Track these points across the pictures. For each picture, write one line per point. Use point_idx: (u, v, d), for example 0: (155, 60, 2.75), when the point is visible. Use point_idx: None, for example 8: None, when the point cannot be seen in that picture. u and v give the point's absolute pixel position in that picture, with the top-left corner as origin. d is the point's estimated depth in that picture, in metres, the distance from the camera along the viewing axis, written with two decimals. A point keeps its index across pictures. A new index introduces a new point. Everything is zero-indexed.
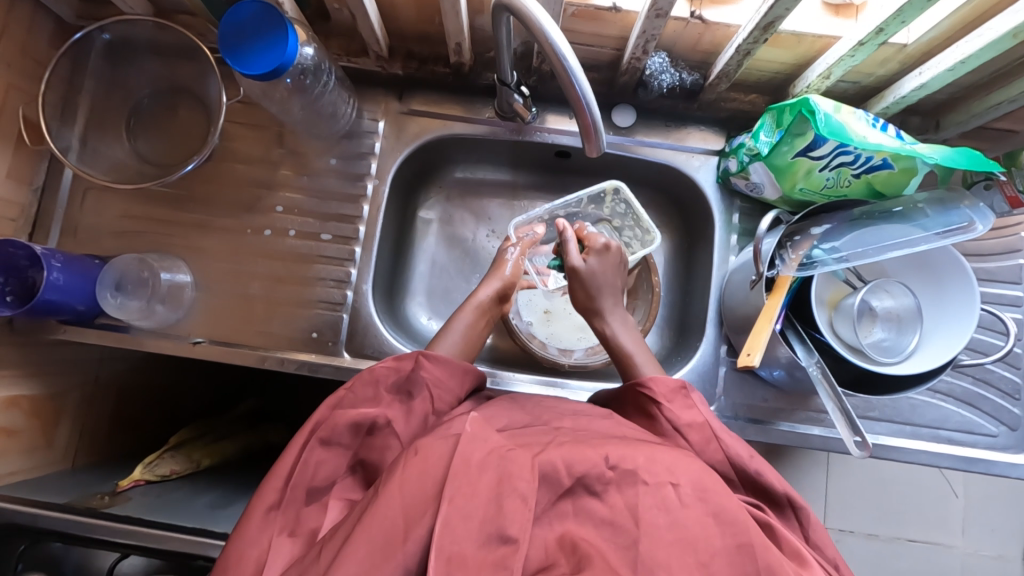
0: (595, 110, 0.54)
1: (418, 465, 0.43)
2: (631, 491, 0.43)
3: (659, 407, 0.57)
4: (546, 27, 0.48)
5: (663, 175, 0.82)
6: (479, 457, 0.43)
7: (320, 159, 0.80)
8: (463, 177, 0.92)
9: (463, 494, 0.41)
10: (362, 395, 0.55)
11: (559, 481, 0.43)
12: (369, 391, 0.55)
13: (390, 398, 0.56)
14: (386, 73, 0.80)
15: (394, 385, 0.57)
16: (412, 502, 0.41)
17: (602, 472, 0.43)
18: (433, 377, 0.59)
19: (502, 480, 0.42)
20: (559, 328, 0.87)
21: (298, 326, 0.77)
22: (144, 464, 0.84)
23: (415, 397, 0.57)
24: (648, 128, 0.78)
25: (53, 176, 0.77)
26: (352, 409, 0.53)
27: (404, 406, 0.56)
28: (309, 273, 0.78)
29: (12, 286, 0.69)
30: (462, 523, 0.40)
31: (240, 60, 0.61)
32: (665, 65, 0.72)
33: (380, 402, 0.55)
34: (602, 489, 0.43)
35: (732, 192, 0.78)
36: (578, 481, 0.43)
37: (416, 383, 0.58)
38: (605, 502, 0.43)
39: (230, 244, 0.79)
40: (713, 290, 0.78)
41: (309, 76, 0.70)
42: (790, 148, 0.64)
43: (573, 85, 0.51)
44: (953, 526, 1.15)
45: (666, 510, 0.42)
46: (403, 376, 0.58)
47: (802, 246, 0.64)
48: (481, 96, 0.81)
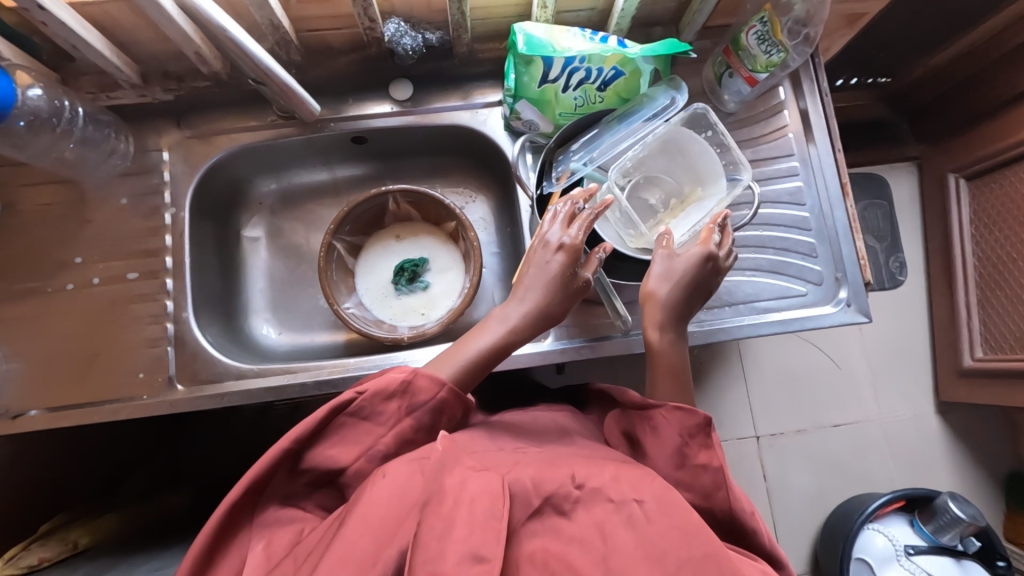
0: (283, 75, 0.65)
1: (389, 488, 0.45)
2: (597, 509, 0.45)
3: (682, 442, 0.55)
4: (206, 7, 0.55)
5: (457, 136, 0.85)
6: (458, 484, 0.42)
7: (110, 201, 0.78)
8: (279, 188, 0.92)
9: (444, 517, 0.39)
10: (358, 425, 0.55)
11: (529, 500, 0.46)
12: (383, 395, 0.55)
13: (394, 417, 0.55)
14: (154, 101, 0.80)
15: (400, 408, 0.55)
16: (381, 527, 0.43)
17: (569, 491, 0.46)
18: (444, 402, 0.57)
19: (467, 498, 0.41)
20: (408, 308, 0.88)
21: (124, 371, 0.75)
22: (4, 560, 0.79)
23: (412, 419, 0.56)
24: (427, 95, 0.81)
25: None
26: (357, 421, 0.54)
27: (397, 433, 0.55)
28: (123, 316, 0.76)
29: None
30: (438, 543, 0.38)
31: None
32: (402, 30, 0.75)
33: (388, 420, 0.55)
34: (569, 508, 0.45)
35: (521, 136, 0.81)
36: (546, 500, 0.46)
37: (418, 408, 0.56)
38: (571, 520, 0.45)
39: (35, 309, 0.76)
40: (524, 229, 0.80)
41: (50, 117, 0.71)
42: (531, 77, 0.67)
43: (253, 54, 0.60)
44: (867, 400, 1.22)
45: (632, 525, 0.43)
46: (419, 400, 0.56)
47: (563, 163, 0.68)
48: (259, 103, 0.81)
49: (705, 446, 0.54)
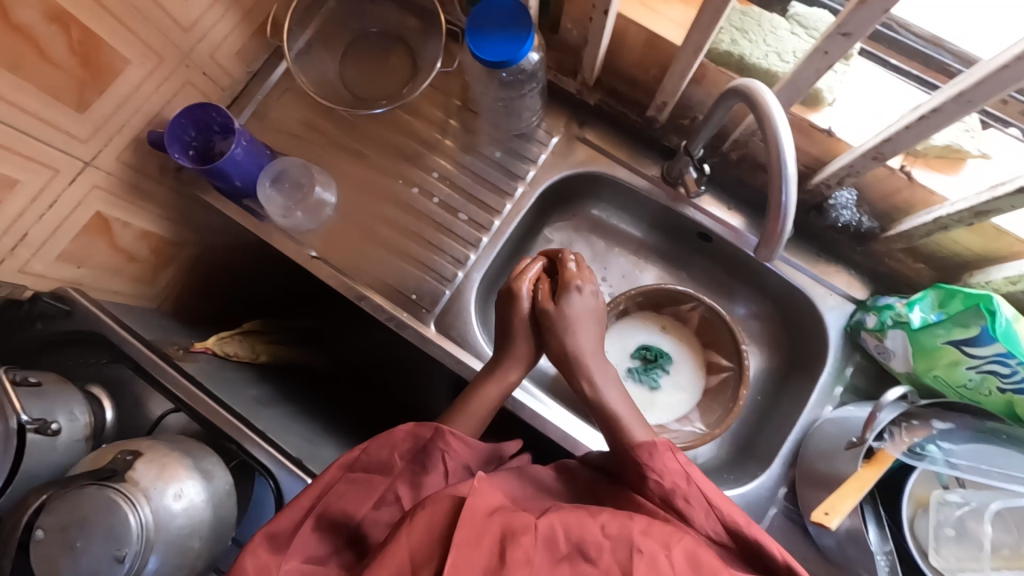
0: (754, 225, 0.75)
1: (423, 517, 0.43)
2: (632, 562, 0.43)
3: (653, 479, 0.54)
4: (781, 131, 0.50)
5: (791, 296, 0.81)
6: (483, 508, 0.44)
7: (488, 147, 0.85)
8: (598, 216, 0.93)
9: (471, 543, 0.41)
10: (356, 478, 0.54)
11: (558, 545, 0.43)
12: (383, 453, 0.57)
13: (402, 466, 0.56)
14: (581, 99, 0.83)
15: (410, 453, 0.57)
16: (416, 548, 0.42)
17: (598, 539, 0.44)
18: (451, 450, 0.58)
19: (506, 534, 0.43)
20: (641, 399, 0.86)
21: (404, 283, 0.80)
22: (217, 337, 0.91)
23: (430, 472, 0.56)
24: (798, 249, 0.77)
25: (267, 67, 0.86)
26: (365, 476, 0.55)
27: (415, 478, 0.56)
28: (434, 241, 0.82)
29: (198, 143, 0.79)
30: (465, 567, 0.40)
31: (481, 46, 0.65)
32: (849, 202, 0.71)
33: (391, 468, 0.56)
34: (596, 555, 0.44)
35: (856, 346, 0.76)
36: (575, 547, 0.44)
37: (432, 454, 0.57)
38: (598, 568, 0.43)
39: (379, 185, 0.85)
40: (795, 427, 0.76)
41: (523, 76, 0.75)
42: (946, 332, 0.62)
43: (782, 191, 0.53)
44: None
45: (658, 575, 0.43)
46: (422, 443, 0.58)
47: (918, 432, 0.60)
48: (654, 153, 0.83)
49: (679, 471, 0.53)
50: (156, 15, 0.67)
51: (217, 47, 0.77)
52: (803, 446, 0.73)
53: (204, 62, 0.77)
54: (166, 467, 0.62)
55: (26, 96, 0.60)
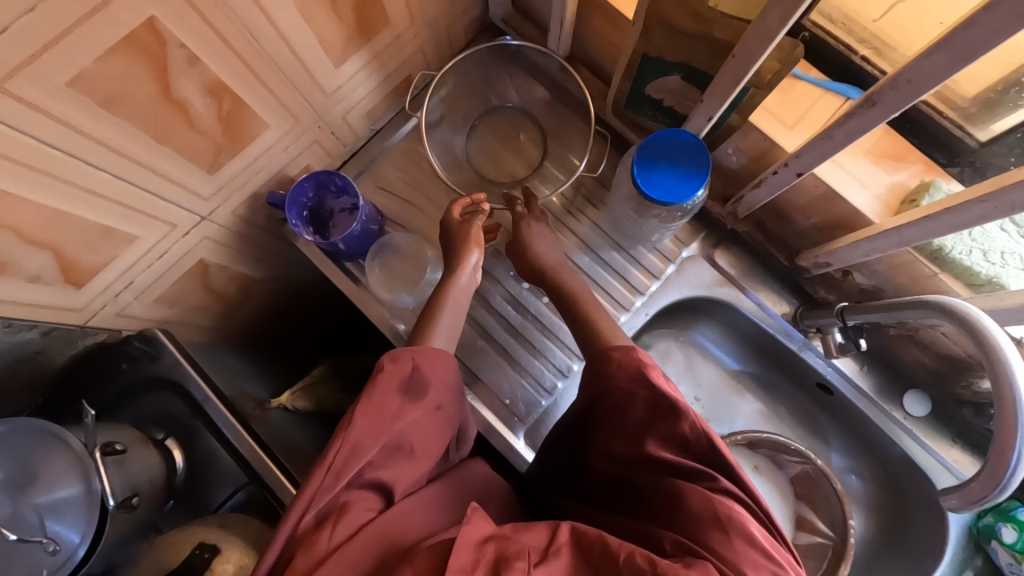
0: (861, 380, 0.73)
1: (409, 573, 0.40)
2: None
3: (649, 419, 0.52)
4: (1018, 382, 0.43)
5: (911, 476, 0.74)
6: (475, 538, 0.41)
7: (608, 251, 0.79)
8: (703, 332, 0.87)
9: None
10: (364, 427, 0.50)
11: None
12: (379, 397, 0.51)
13: (399, 404, 0.52)
14: (726, 224, 0.76)
15: (400, 389, 0.53)
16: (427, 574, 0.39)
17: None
18: (427, 375, 0.54)
19: (497, 563, 0.39)
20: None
21: (499, 384, 0.76)
22: (291, 393, 0.87)
23: (421, 399, 0.54)
24: (932, 429, 0.72)
25: (391, 125, 0.82)
26: (370, 419, 0.50)
27: (409, 409, 0.52)
28: (538, 343, 0.77)
29: (313, 206, 0.75)
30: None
31: (647, 181, 0.61)
32: None
33: (393, 409, 0.51)
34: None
35: (977, 547, 0.70)
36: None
37: (417, 382, 0.54)
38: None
39: (488, 272, 0.80)
40: None
41: (681, 212, 0.68)
42: None
43: (1009, 455, 0.44)
44: None
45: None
46: (407, 379, 0.53)
47: None
48: (792, 293, 0.75)
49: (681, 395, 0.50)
50: (306, 83, 0.63)
51: (351, 108, 0.73)
52: None
53: (335, 122, 0.73)
54: None
55: (166, 161, 0.56)
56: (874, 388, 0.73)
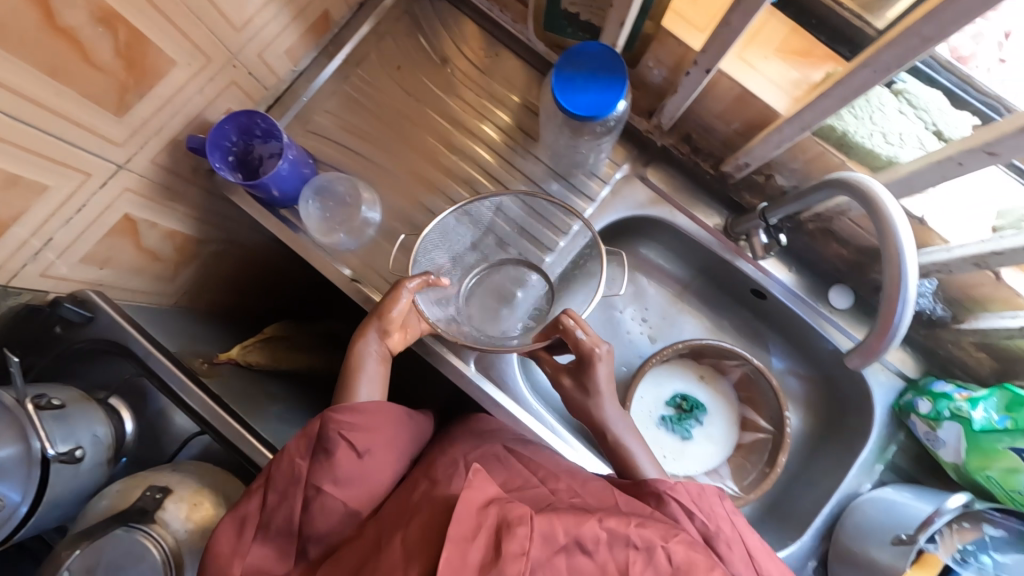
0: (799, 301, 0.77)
1: (423, 526, 0.53)
2: (619, 552, 0.51)
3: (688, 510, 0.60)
4: (901, 237, 0.46)
5: (840, 367, 0.79)
6: (479, 501, 0.51)
7: (543, 180, 0.80)
8: (646, 255, 0.89)
9: (463, 540, 0.49)
10: (275, 500, 0.57)
11: (556, 539, 0.50)
12: (285, 468, 0.58)
13: (310, 467, 0.58)
14: (652, 139, 0.78)
15: (313, 450, 0.59)
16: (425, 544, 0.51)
17: (593, 534, 0.51)
18: (345, 426, 0.60)
19: (500, 525, 0.49)
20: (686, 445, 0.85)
21: (446, 316, 0.77)
22: (240, 346, 0.87)
23: (335, 450, 0.58)
24: (853, 322, 0.76)
25: (315, 66, 0.80)
26: (279, 497, 0.57)
27: (326, 466, 0.58)
28: (480, 274, 0.78)
29: (239, 148, 0.73)
30: (460, 558, 0.48)
31: (568, 97, 0.60)
32: (926, 291, 0.67)
33: (302, 477, 0.58)
34: (592, 549, 0.51)
35: (901, 424, 0.75)
36: (574, 540, 0.51)
37: (331, 439, 0.59)
38: (594, 559, 0.51)
39: (427, 208, 0.80)
40: (831, 502, 0.74)
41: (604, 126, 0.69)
42: (1009, 439, 0.61)
43: (894, 310, 0.48)
44: None
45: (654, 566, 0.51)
46: (314, 437, 0.59)
47: (966, 534, 0.60)
48: (718, 204, 0.78)
49: (727, 514, 0.60)
50: (211, 16, 0.61)
51: (267, 46, 0.71)
52: (839, 524, 0.72)
53: (252, 62, 0.70)
54: (199, 507, 0.60)
55: (68, 102, 0.54)
56: (802, 287, 0.77)
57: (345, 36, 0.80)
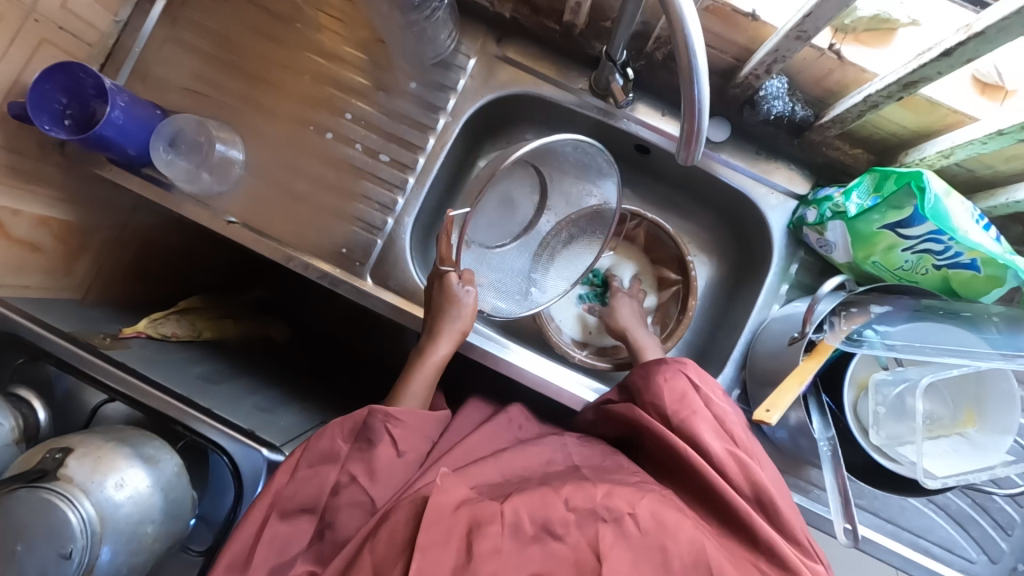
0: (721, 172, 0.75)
1: (386, 530, 0.50)
2: (592, 529, 0.49)
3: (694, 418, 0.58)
4: (686, 16, 0.42)
5: (735, 202, 0.78)
6: (448, 505, 0.50)
7: (401, 79, 0.78)
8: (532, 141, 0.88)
9: (439, 542, 0.48)
10: (305, 475, 0.56)
11: (523, 529, 0.49)
12: (324, 445, 0.57)
13: (348, 448, 0.58)
14: (494, 10, 0.76)
15: (355, 432, 0.58)
16: (389, 551, 0.49)
17: (562, 516, 0.50)
18: (390, 421, 0.58)
19: (473, 526, 0.49)
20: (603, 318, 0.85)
21: (333, 238, 0.76)
22: (148, 320, 0.85)
23: (376, 444, 0.57)
24: (736, 150, 0.74)
25: (138, 14, 0.76)
26: (312, 471, 0.56)
27: (364, 455, 0.57)
28: (357, 189, 0.77)
29: (73, 110, 0.70)
30: (433, 565, 0.47)
31: None
32: (781, 91, 0.66)
33: (338, 457, 0.57)
34: (563, 532, 0.49)
35: (799, 242, 0.75)
36: (542, 526, 0.49)
37: (374, 431, 0.58)
38: (566, 543, 0.49)
39: (292, 135, 0.78)
40: (744, 332, 0.75)
41: None
42: (881, 217, 0.60)
43: (692, 89, 0.45)
44: None
45: (623, 538, 0.49)
46: (360, 423, 0.59)
47: (856, 319, 0.60)
48: (578, 65, 0.77)
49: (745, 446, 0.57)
50: None
51: None
52: (751, 348, 0.73)
53: (57, 14, 0.66)
54: (102, 459, 0.60)
55: None
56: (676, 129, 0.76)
57: None
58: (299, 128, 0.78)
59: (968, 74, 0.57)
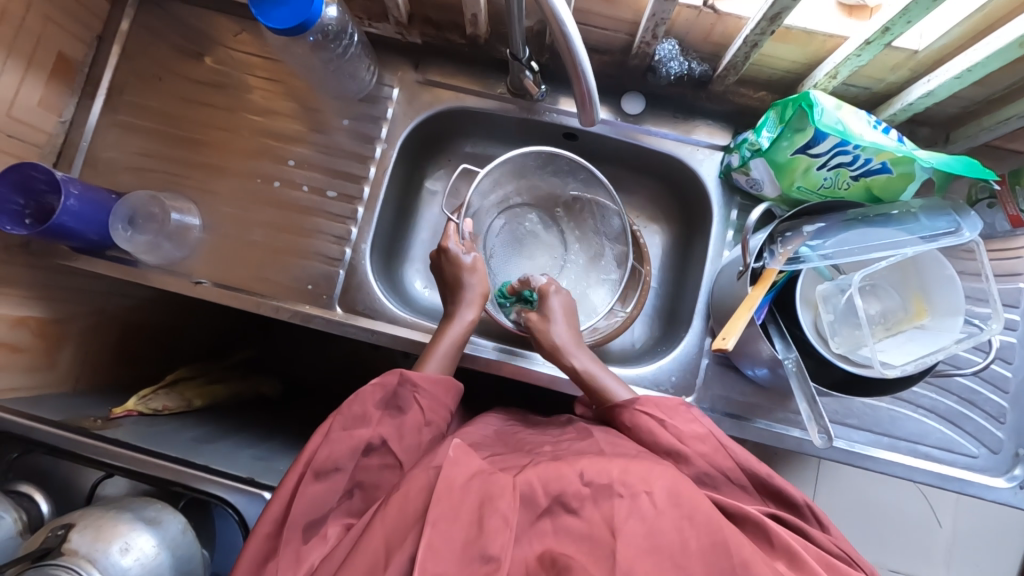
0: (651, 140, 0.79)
1: (399, 498, 0.45)
2: (607, 505, 0.44)
3: (660, 422, 0.58)
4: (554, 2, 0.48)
5: (667, 167, 0.82)
6: (460, 479, 0.45)
7: (334, 118, 0.83)
8: (471, 152, 0.93)
9: (449, 516, 0.43)
10: (337, 438, 0.54)
11: (535, 501, 0.45)
12: (358, 408, 0.56)
13: (380, 416, 0.57)
14: (405, 40, 0.82)
15: (383, 402, 0.58)
16: (394, 529, 0.44)
17: (578, 489, 0.45)
18: (421, 392, 0.60)
19: (485, 501, 0.44)
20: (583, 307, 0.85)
21: (296, 276, 0.79)
22: (138, 396, 0.86)
23: (405, 412, 0.59)
24: (656, 117, 0.79)
25: (81, 110, 0.81)
26: (346, 433, 0.55)
27: (395, 423, 0.57)
28: (311, 227, 0.81)
29: (32, 208, 0.74)
30: (444, 545, 0.42)
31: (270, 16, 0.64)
32: (674, 53, 0.73)
33: (370, 421, 0.56)
34: (578, 506, 0.44)
35: (733, 188, 0.78)
36: (555, 500, 0.45)
37: (404, 399, 0.59)
38: (581, 518, 0.44)
39: (242, 190, 0.82)
40: (704, 284, 0.78)
41: (331, 39, 0.72)
42: (790, 143, 0.64)
43: (573, 57, 0.51)
44: (936, 559, 1.03)
45: (641, 517, 0.43)
46: (390, 389, 0.59)
47: (792, 242, 0.63)
48: (493, 72, 0.83)
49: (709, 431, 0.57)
50: None
51: (12, 104, 0.71)
52: (710, 296, 0.75)
53: (4, 123, 0.71)
54: (103, 527, 0.60)
55: None
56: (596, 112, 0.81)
57: (96, 72, 0.82)
58: (244, 171, 0.82)
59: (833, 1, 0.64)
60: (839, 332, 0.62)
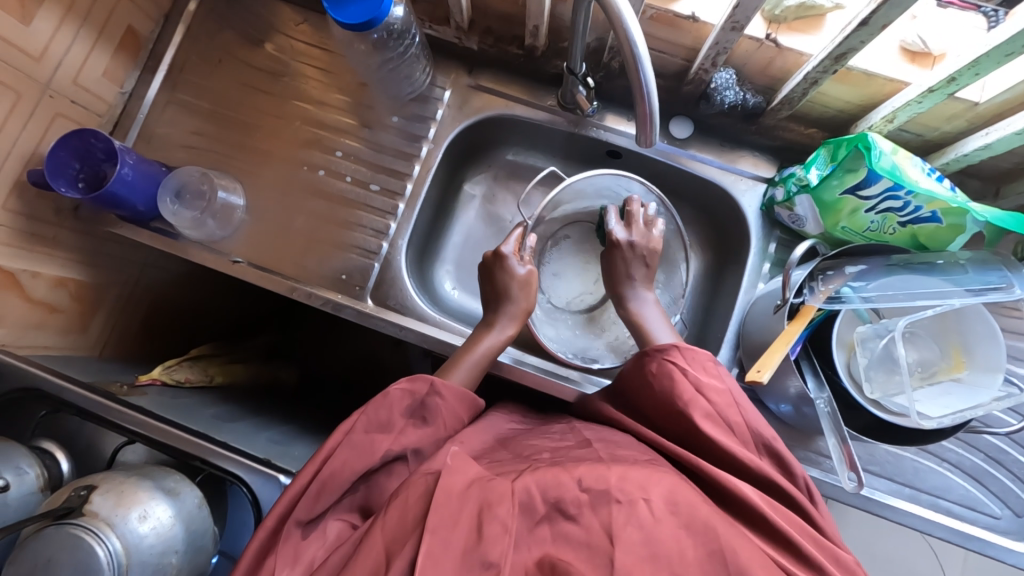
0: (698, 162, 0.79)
1: (399, 505, 0.45)
2: (606, 511, 0.43)
3: (683, 369, 0.58)
4: (626, 20, 0.49)
5: (708, 194, 0.82)
6: (459, 485, 0.45)
7: (385, 115, 0.84)
8: (513, 160, 0.94)
9: (446, 525, 0.42)
10: (357, 441, 0.54)
11: (534, 508, 0.44)
12: (383, 414, 0.56)
13: (403, 424, 0.57)
14: (462, 45, 0.84)
15: (408, 409, 0.59)
16: (395, 536, 0.44)
17: (575, 495, 0.44)
18: (446, 406, 0.60)
19: (483, 507, 0.44)
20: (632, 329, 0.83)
21: (331, 266, 0.80)
22: (163, 366, 0.87)
23: (427, 421, 0.59)
24: (702, 144, 0.80)
25: (141, 84, 0.83)
26: (367, 437, 0.55)
27: (416, 432, 0.58)
28: (351, 218, 0.82)
29: (85, 174, 0.76)
30: (442, 551, 0.41)
31: (341, 11, 0.66)
32: (730, 82, 0.73)
33: (393, 429, 0.56)
34: (577, 513, 0.43)
35: (773, 222, 0.78)
36: (552, 506, 0.44)
37: (428, 409, 0.59)
38: (581, 525, 0.42)
39: (287, 176, 0.84)
40: (735, 312, 0.77)
41: (394, 37, 0.73)
42: (840, 183, 0.64)
43: (639, 77, 0.52)
44: None
45: (641, 527, 0.42)
46: (417, 399, 0.59)
47: (833, 281, 0.63)
48: (546, 84, 0.84)
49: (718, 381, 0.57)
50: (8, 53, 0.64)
51: (79, 71, 0.73)
52: (741, 327, 0.74)
53: (69, 89, 0.73)
54: (124, 493, 0.61)
55: None
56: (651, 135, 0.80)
57: (161, 48, 0.84)
58: (292, 159, 0.84)
59: (897, 45, 0.64)
60: (875, 379, 0.62)
